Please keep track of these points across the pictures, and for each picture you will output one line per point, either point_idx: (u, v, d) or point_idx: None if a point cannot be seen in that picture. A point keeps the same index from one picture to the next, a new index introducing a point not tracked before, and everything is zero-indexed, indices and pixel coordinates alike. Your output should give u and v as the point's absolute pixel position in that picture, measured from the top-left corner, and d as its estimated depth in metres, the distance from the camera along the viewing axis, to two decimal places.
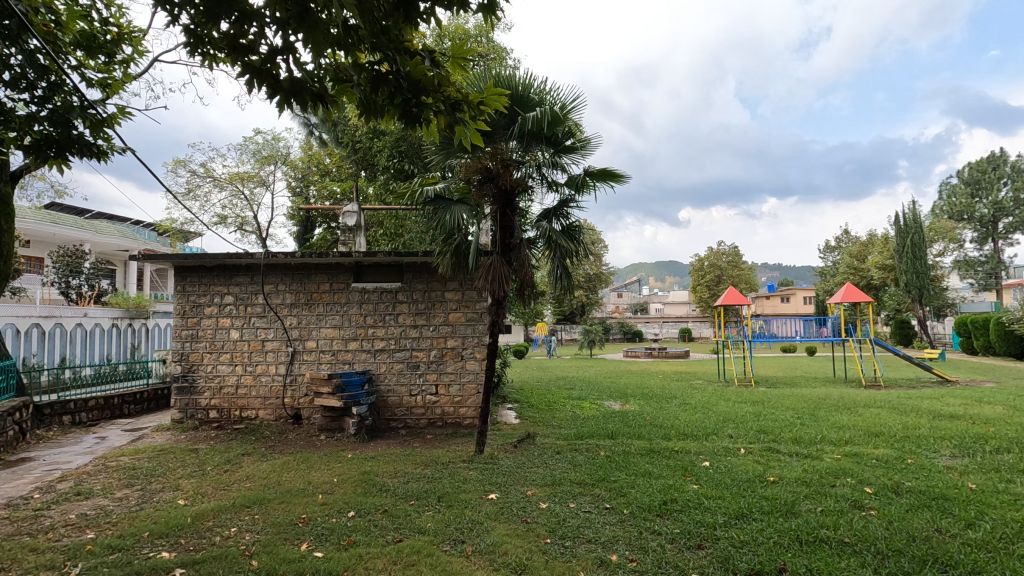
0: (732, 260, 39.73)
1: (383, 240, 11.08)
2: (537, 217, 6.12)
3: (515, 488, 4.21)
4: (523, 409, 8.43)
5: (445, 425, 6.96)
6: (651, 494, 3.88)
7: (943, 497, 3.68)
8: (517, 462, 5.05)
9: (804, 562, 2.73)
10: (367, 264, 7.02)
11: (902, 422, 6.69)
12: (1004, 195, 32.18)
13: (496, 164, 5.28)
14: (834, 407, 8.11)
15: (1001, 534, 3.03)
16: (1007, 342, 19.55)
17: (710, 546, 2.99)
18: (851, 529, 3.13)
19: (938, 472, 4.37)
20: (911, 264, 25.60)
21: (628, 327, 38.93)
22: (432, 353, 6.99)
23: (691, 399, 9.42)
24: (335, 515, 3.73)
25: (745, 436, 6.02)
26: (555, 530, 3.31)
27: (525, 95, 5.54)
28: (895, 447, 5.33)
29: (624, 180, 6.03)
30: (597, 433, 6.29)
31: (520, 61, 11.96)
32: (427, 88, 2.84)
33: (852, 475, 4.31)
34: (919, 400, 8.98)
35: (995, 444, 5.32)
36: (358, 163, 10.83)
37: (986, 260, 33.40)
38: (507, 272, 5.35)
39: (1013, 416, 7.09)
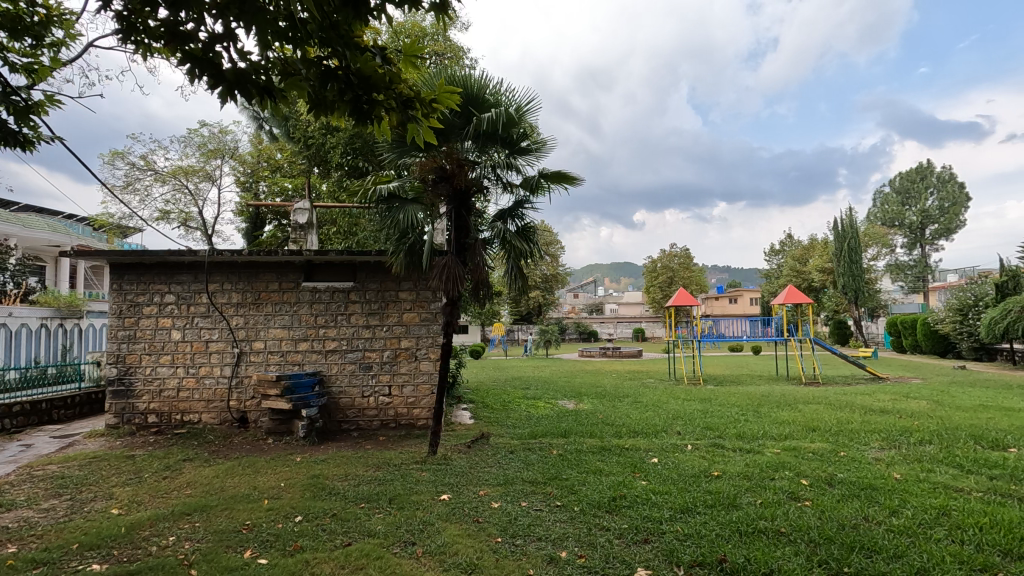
0: (684, 262, 40.96)
1: (336, 238, 10.88)
2: (492, 217, 6.12)
3: (467, 488, 4.21)
4: (478, 409, 8.43)
5: (398, 427, 6.89)
6: (600, 492, 3.96)
7: (871, 487, 3.92)
8: (470, 462, 5.05)
9: (743, 553, 2.84)
10: (319, 263, 6.86)
11: (837, 417, 7.08)
12: (931, 203, 34.43)
13: (451, 164, 5.27)
14: (776, 404, 8.49)
15: (920, 520, 3.25)
16: (933, 341, 20.91)
17: (655, 540, 3.08)
18: (786, 519, 3.29)
19: (868, 463, 4.67)
20: (848, 268, 27.04)
21: (583, 327, 39.55)
22: (385, 353, 6.91)
23: (643, 397, 9.66)
24: (281, 520, 3.63)
25: (692, 432, 6.23)
26: (506, 529, 3.33)
27: (481, 95, 5.53)
28: (830, 441, 5.63)
29: (578, 182, 6.14)
30: (551, 432, 6.37)
31: (476, 61, 11.98)
32: (379, 85, 2.79)
33: (790, 468, 4.51)
34: (852, 396, 9.51)
35: (918, 436, 5.70)
36: (310, 158, 10.56)
37: (915, 264, 35.68)
38: (461, 273, 5.33)
39: (935, 410, 7.61)
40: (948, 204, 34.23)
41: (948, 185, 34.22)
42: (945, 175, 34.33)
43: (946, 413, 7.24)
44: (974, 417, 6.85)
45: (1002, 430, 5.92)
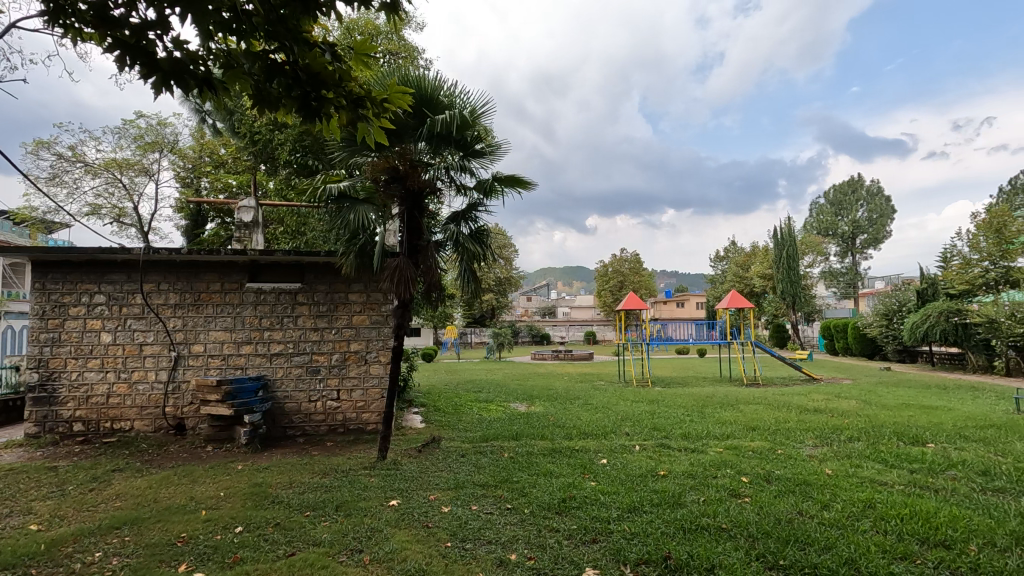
0: (634, 266, 41.97)
1: (283, 238, 10.55)
2: (445, 219, 6.09)
3: (417, 493, 4.16)
4: (429, 413, 8.34)
5: (347, 432, 6.74)
6: (551, 493, 4.00)
7: (805, 482, 4.13)
8: (421, 466, 4.99)
9: (687, 549, 2.93)
10: (264, 264, 6.62)
11: (775, 416, 7.41)
12: (861, 215, 36.68)
13: (404, 165, 5.21)
14: (720, 404, 8.81)
15: (848, 513, 3.45)
16: (862, 344, 22.26)
17: (604, 539, 3.14)
18: (728, 515, 3.42)
19: (803, 460, 4.92)
20: (786, 274, 28.38)
21: (536, 330, 39.84)
22: (333, 357, 6.74)
23: (593, 399, 9.82)
24: (220, 531, 3.47)
25: (640, 433, 6.39)
26: (456, 533, 3.31)
27: (435, 96, 5.49)
28: (769, 440, 5.89)
29: (532, 186, 6.19)
30: (502, 435, 6.38)
31: (431, 62, 11.91)
32: (328, 83, 2.73)
33: (732, 467, 4.69)
34: (789, 396, 9.99)
35: (847, 433, 6.05)
36: (256, 155, 10.19)
37: (846, 271, 37.88)
38: (413, 275, 5.28)
39: (863, 409, 8.10)
40: (876, 216, 36.56)
41: (876, 198, 36.55)
42: (874, 189, 36.67)
43: (873, 412, 7.71)
44: (897, 415, 7.33)
45: (921, 427, 6.36)
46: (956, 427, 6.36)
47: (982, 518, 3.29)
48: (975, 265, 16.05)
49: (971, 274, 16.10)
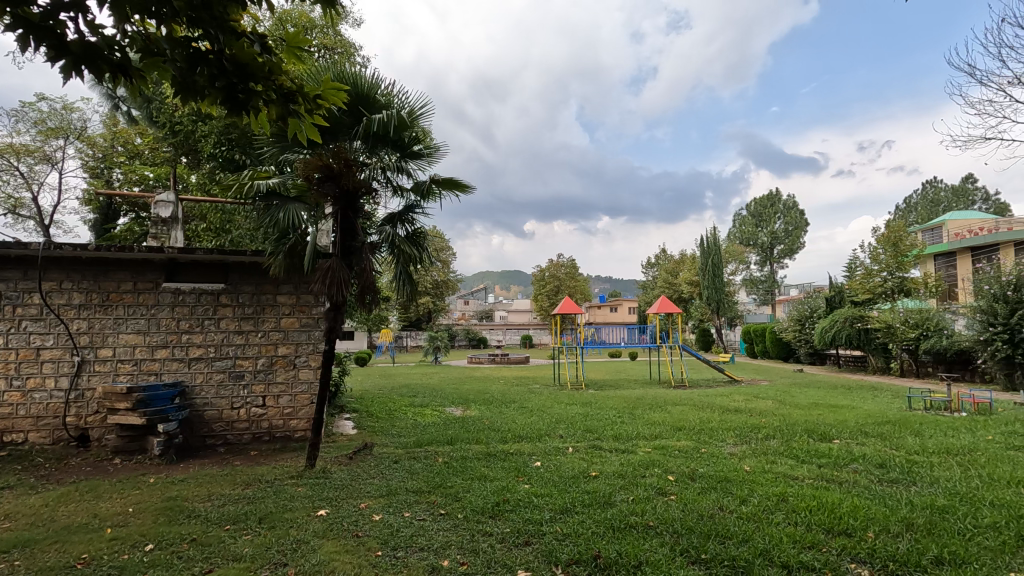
0: (569, 271, 42.80)
1: (206, 236, 9.97)
2: (381, 220, 5.96)
3: (347, 501, 4.03)
4: (361, 418, 8.13)
5: (273, 440, 6.45)
6: (485, 497, 4.00)
7: (726, 479, 4.34)
8: (352, 474, 4.84)
9: (616, 548, 3.01)
10: (183, 263, 6.23)
11: (700, 417, 7.77)
12: (778, 227, 39.27)
13: (338, 163, 5.07)
14: (649, 406, 9.14)
15: (763, 506, 3.67)
16: (778, 347, 23.85)
17: (536, 542, 3.17)
18: (654, 513, 3.56)
19: (724, 458, 5.19)
20: (711, 281, 29.86)
21: (473, 334, 39.73)
22: (259, 361, 6.44)
23: (528, 403, 9.92)
24: (128, 550, 3.22)
25: (573, 435, 6.51)
26: (387, 541, 3.23)
27: (372, 95, 5.38)
28: (694, 439, 6.16)
29: (469, 189, 6.19)
30: (437, 440, 6.31)
31: (369, 60, 11.66)
32: (257, 75, 2.61)
33: (660, 466, 4.86)
34: (713, 397, 10.50)
35: (764, 432, 6.44)
36: (177, 146, 9.57)
37: (765, 279, 40.34)
38: (346, 277, 5.13)
39: (779, 408, 8.67)
40: (792, 228, 39.23)
41: (792, 212, 39.22)
42: (790, 203, 39.35)
43: (786, 411, 8.24)
44: (808, 414, 7.88)
45: (829, 425, 6.86)
46: (857, 424, 6.92)
47: (878, 507, 3.61)
48: (876, 275, 17.60)
49: (872, 283, 17.63)
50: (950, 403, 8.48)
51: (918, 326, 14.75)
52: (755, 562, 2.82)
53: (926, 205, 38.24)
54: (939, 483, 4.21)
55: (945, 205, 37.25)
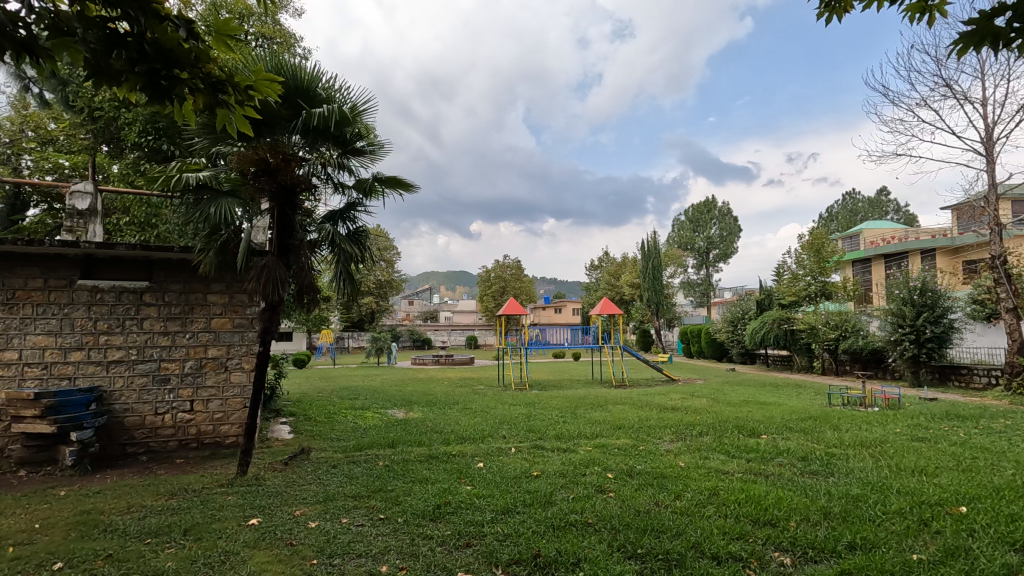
0: (515, 273, 43.06)
1: (128, 230, 9.32)
2: (321, 218, 5.78)
3: (281, 509, 3.88)
4: (299, 422, 7.85)
5: (201, 447, 6.13)
6: (426, 500, 3.95)
7: (662, 476, 4.49)
8: (286, 480, 4.66)
9: (555, 546, 3.06)
10: (101, 258, 5.80)
11: (638, 415, 8.01)
12: (714, 232, 41.06)
13: (275, 158, 4.88)
14: (590, 405, 9.33)
15: (696, 500, 3.82)
16: (712, 347, 24.95)
17: (477, 543, 3.16)
18: (593, 510, 3.63)
19: (660, 454, 5.37)
20: (651, 284, 30.79)
21: (417, 334, 39.26)
22: (187, 364, 6.10)
23: (472, 404, 9.90)
24: (32, 571, 2.95)
25: (515, 436, 6.55)
26: (323, 549, 3.13)
27: (312, 89, 5.22)
28: (632, 437, 6.34)
29: (414, 189, 6.11)
30: (378, 443, 6.19)
31: (310, 51, 11.28)
32: (183, 62, 2.47)
33: (599, 464, 4.97)
34: (651, 396, 10.81)
35: (699, 429, 6.71)
36: (96, 134, 8.91)
37: (701, 282, 42.03)
38: (283, 276, 4.94)
39: (712, 406, 9.06)
40: (726, 233, 41.07)
41: (726, 218, 41.06)
42: (724, 210, 41.21)
43: (720, 409, 8.62)
44: (738, 411, 8.29)
45: (758, 421, 7.22)
46: (783, 419, 7.34)
47: (799, 498, 3.83)
48: (801, 279, 18.75)
49: (798, 287, 18.75)
50: (864, 399, 9.14)
51: (838, 327, 15.83)
52: (687, 554, 2.93)
53: (845, 214, 41.04)
54: (853, 473, 4.54)
55: (862, 214, 40.12)
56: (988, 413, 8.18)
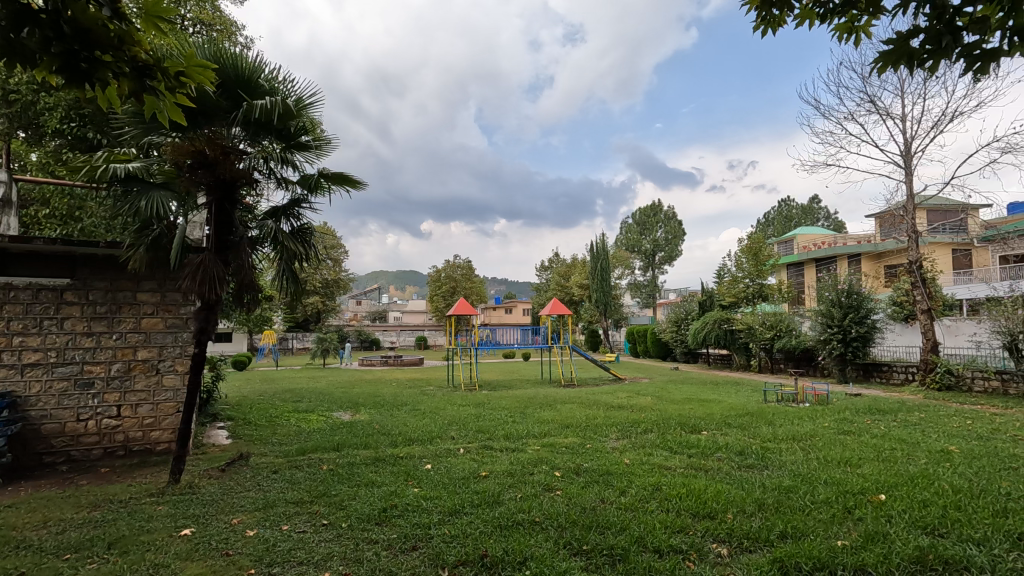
0: (466, 273, 42.92)
1: (49, 223, 8.67)
2: (263, 214, 5.57)
3: (216, 518, 3.71)
4: (238, 426, 7.52)
5: (129, 455, 5.77)
6: (371, 504, 3.87)
7: (609, 473, 4.59)
8: (223, 488, 4.45)
9: (502, 546, 3.05)
10: (16, 253, 5.38)
11: (586, 414, 8.16)
12: (660, 235, 42.32)
13: (214, 151, 4.66)
14: (540, 405, 9.42)
15: (640, 496, 3.93)
16: (658, 347, 25.71)
17: (423, 546, 3.13)
18: (540, 509, 3.66)
19: (607, 452, 5.49)
20: (600, 284, 31.39)
21: (365, 335, 38.46)
22: (114, 367, 5.72)
23: (421, 405, 9.78)
24: None
25: (464, 436, 6.53)
26: (262, 557, 3.02)
27: (254, 80, 5.01)
28: (580, 435, 6.45)
29: (361, 186, 5.99)
30: (322, 446, 6.01)
31: (252, 40, 10.84)
32: (104, 44, 2.32)
33: (547, 463, 5.02)
34: (598, 395, 11.02)
35: (644, 426, 6.91)
36: (12, 119, 8.24)
37: (647, 284, 43.20)
38: (221, 274, 4.72)
39: (656, 404, 9.34)
40: (671, 236, 42.42)
41: (671, 221, 42.38)
42: (670, 214, 42.55)
43: (663, 406, 8.89)
44: (681, 408, 8.58)
45: (699, 418, 7.49)
46: (722, 416, 7.65)
47: (737, 491, 4.00)
48: (740, 281, 19.61)
49: (737, 289, 19.59)
50: (797, 395, 9.66)
51: (773, 327, 16.67)
52: (631, 549, 3.00)
53: (781, 220, 43.23)
54: (785, 466, 4.79)
55: (796, 221, 42.41)
56: (905, 407, 8.82)
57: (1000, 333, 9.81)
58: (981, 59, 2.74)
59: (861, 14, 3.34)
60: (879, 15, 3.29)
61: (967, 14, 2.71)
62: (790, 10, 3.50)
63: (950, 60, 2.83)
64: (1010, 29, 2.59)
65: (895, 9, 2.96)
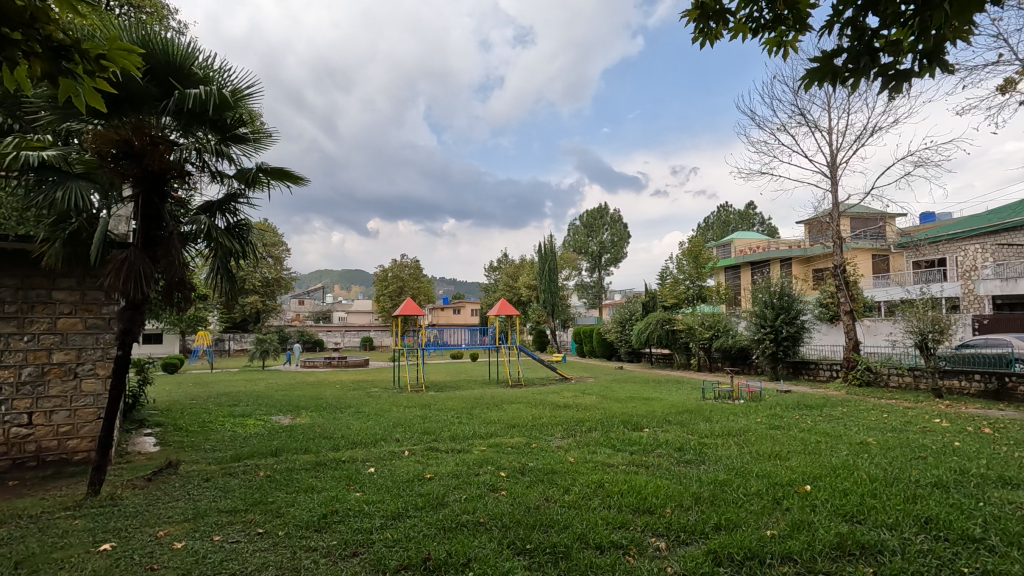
0: (413, 272, 42.38)
1: None
2: (196, 208, 5.30)
3: (140, 530, 3.50)
4: (167, 433, 7.12)
5: (42, 466, 5.35)
6: (310, 510, 3.75)
7: (553, 471, 4.64)
8: (148, 498, 4.20)
9: (445, 548, 3.03)
10: None
11: (531, 413, 8.22)
12: (606, 237, 43.22)
13: (141, 141, 4.40)
14: (487, 405, 9.43)
15: (583, 493, 4.00)
16: (603, 347, 26.27)
17: (364, 551, 3.06)
18: (484, 510, 3.66)
19: (551, 450, 5.56)
20: (547, 285, 31.72)
21: (308, 335, 37.25)
22: (25, 371, 5.29)
23: (365, 407, 9.57)
24: None
25: (409, 438, 6.43)
26: (191, 570, 2.87)
27: (186, 68, 4.74)
28: (525, 435, 6.49)
29: (303, 182, 5.79)
30: (259, 452, 5.78)
31: (186, 25, 10.27)
32: (14, 19, 2.14)
33: (492, 463, 5.03)
34: (544, 394, 11.12)
35: (587, 424, 7.03)
36: None
37: (593, 284, 44.01)
38: (148, 271, 4.45)
39: (600, 402, 9.54)
40: (616, 239, 43.39)
41: (617, 224, 43.37)
42: (615, 216, 43.55)
43: (607, 405, 9.09)
44: (624, 406, 8.80)
45: (641, 415, 7.70)
46: (663, 413, 7.90)
47: (675, 486, 4.14)
48: (681, 283, 20.32)
49: (679, 290, 20.29)
50: (732, 392, 10.10)
51: (711, 327, 17.36)
52: (573, 546, 3.05)
53: (720, 225, 45.08)
54: (720, 460, 5.00)
55: (733, 226, 44.37)
56: (829, 402, 9.39)
57: (913, 333, 10.60)
58: (895, 78, 2.95)
59: (789, 31, 3.52)
60: (805, 32, 3.48)
61: (884, 37, 2.91)
62: (725, 24, 3.65)
63: (869, 78, 3.02)
64: (920, 52, 2.80)
65: (820, 28, 3.14)
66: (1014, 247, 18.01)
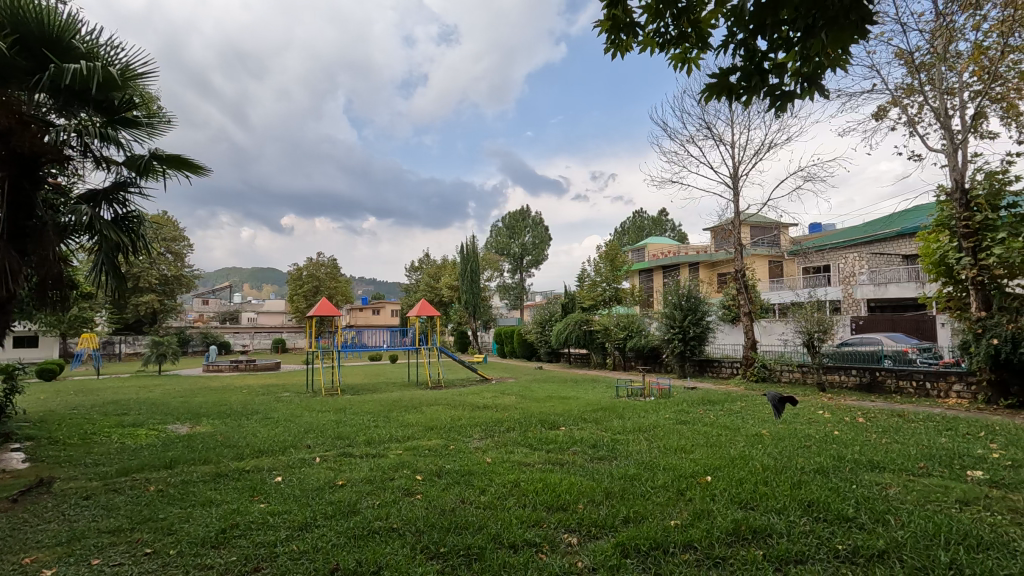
0: (330, 271, 40.84)
1: None
2: (77, 197, 4.80)
3: (2, 559, 3.09)
4: (41, 447, 6.36)
5: None
6: (207, 525, 3.49)
7: (470, 473, 4.63)
8: (12, 522, 3.72)
9: (355, 556, 2.93)
10: None
11: (450, 415, 8.13)
12: (527, 239, 43.83)
13: (8, 119, 3.88)
14: (404, 408, 9.23)
15: (499, 493, 4.01)
16: (523, 347, 26.64)
17: (267, 566, 2.90)
18: (398, 514, 3.58)
19: (469, 452, 5.53)
20: (469, 286, 31.65)
21: (212, 337, 34.77)
22: None
23: (274, 412, 9.07)
24: None
25: (322, 445, 6.16)
26: None
27: (64, 40, 4.27)
28: (442, 437, 6.42)
29: (202, 171, 5.42)
30: (150, 465, 5.32)
31: None
32: None
33: (409, 467, 4.93)
34: (463, 395, 11.09)
35: (505, 425, 7.07)
36: None
37: (515, 285, 44.51)
38: (17, 265, 3.97)
39: (518, 403, 9.63)
40: (538, 241, 44.16)
41: (538, 227, 44.18)
42: (537, 219, 44.25)
43: (525, 405, 9.20)
44: (541, 406, 8.94)
45: (557, 415, 7.85)
46: (579, 412, 8.11)
47: (587, 481, 4.27)
48: (598, 285, 21.02)
49: (596, 292, 20.97)
50: (643, 390, 10.58)
51: (625, 328, 18.11)
52: (486, 547, 3.05)
53: (635, 229, 47.07)
54: (630, 455, 5.21)
55: (647, 231, 46.53)
56: (729, 397, 10.07)
57: (802, 333, 11.60)
58: (781, 98, 3.22)
59: (692, 48, 3.74)
60: (706, 50, 3.72)
61: (772, 60, 3.17)
62: (635, 36, 3.81)
63: (760, 97, 3.28)
64: (802, 75, 3.08)
65: (718, 48, 3.37)
66: (884, 256, 20.27)
